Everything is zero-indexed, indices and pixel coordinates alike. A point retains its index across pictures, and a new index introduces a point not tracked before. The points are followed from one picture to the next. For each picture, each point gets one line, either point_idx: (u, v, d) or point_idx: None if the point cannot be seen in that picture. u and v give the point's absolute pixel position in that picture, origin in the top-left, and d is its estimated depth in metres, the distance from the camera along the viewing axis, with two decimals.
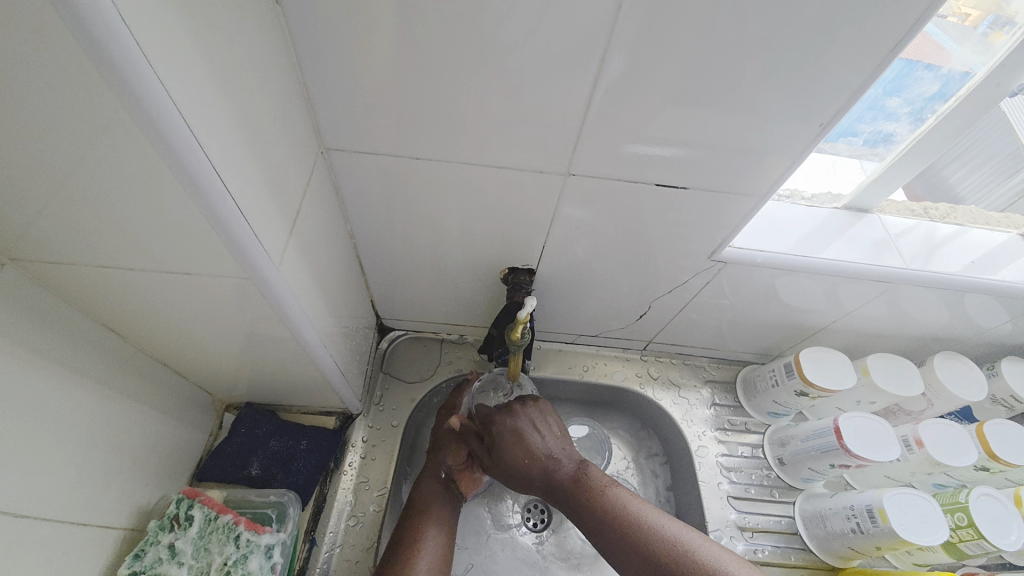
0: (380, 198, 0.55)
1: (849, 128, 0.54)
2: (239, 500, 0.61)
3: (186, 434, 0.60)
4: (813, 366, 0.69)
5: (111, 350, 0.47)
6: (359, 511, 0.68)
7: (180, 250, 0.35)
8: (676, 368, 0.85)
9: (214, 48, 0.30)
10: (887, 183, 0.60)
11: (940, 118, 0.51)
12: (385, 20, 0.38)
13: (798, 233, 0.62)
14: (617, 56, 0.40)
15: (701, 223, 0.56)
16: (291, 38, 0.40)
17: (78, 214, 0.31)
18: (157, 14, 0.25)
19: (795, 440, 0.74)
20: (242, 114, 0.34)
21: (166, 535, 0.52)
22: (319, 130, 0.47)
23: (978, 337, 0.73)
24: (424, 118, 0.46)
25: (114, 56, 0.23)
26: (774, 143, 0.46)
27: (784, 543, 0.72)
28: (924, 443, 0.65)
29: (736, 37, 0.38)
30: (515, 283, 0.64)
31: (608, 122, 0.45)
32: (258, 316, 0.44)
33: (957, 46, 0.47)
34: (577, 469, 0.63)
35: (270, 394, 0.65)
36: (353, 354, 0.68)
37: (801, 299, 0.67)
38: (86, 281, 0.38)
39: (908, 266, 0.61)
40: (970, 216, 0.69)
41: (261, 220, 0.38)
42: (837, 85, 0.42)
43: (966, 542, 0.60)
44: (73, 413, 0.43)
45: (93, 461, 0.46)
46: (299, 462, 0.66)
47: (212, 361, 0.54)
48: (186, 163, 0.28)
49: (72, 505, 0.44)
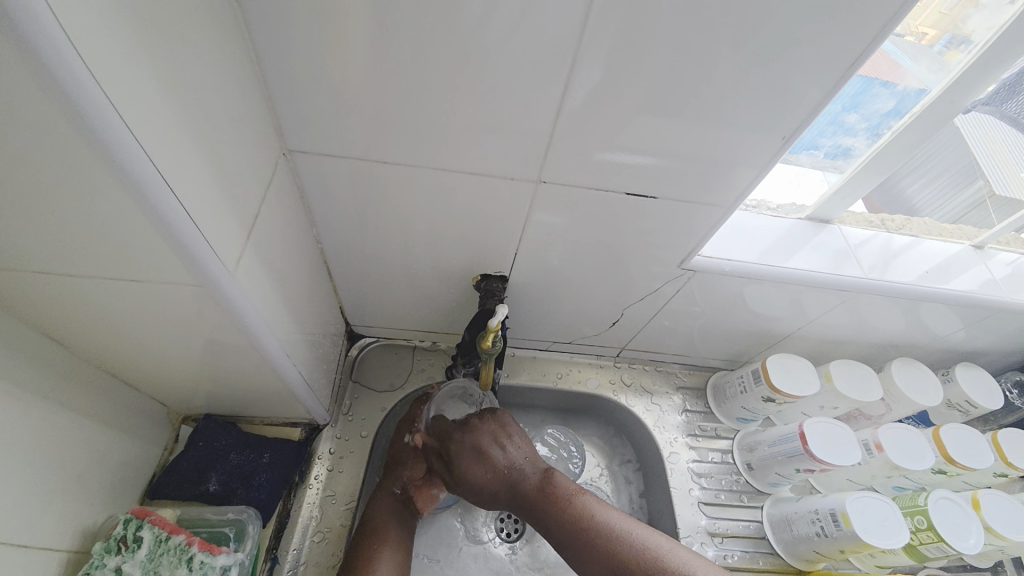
0: (348, 203, 0.53)
1: (811, 142, 0.56)
2: (194, 518, 0.58)
3: (136, 449, 0.57)
4: (779, 373, 0.70)
5: (52, 361, 0.44)
6: (325, 526, 0.66)
7: (127, 255, 0.33)
8: (648, 375, 0.86)
9: (162, 43, 0.29)
10: (848, 195, 0.62)
11: (895, 134, 0.53)
12: (352, 21, 0.37)
13: (764, 242, 0.64)
14: (588, 64, 0.40)
15: (671, 232, 0.56)
16: (251, 35, 0.38)
17: (9, 217, 0.28)
18: (95, 4, 0.24)
19: (763, 445, 0.75)
20: (194, 113, 0.32)
21: (112, 558, 0.48)
22: (283, 131, 0.45)
23: (933, 344, 0.76)
24: (393, 122, 0.45)
25: (45, 48, 0.21)
26: (741, 154, 0.47)
27: (753, 547, 0.74)
28: (883, 447, 0.67)
29: (704, 49, 0.39)
30: (487, 291, 0.64)
31: (580, 130, 0.45)
32: (216, 324, 0.42)
33: (913, 64, 0.49)
34: (540, 478, 0.65)
35: (231, 405, 0.62)
36: (320, 363, 0.66)
37: (767, 307, 0.68)
38: (21, 288, 0.35)
39: (867, 275, 0.63)
40: (925, 228, 0.71)
41: (217, 224, 0.36)
42: (801, 99, 0.43)
43: (926, 545, 0.62)
44: (9, 430, 0.40)
45: (31, 481, 0.42)
46: (260, 476, 0.63)
47: (166, 371, 0.51)
48: (128, 166, 0.27)
49: (7, 530, 0.40)
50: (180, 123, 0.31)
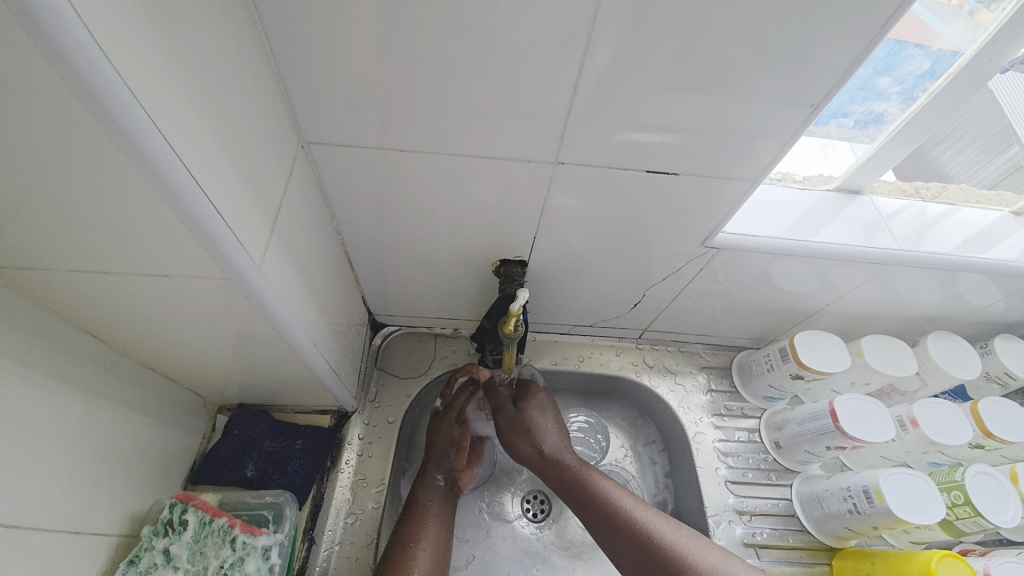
0: (366, 193, 0.54)
1: (840, 109, 0.54)
2: (235, 502, 0.61)
3: (176, 437, 0.59)
4: (807, 350, 0.69)
5: (93, 356, 0.46)
6: (357, 508, 0.68)
7: (158, 252, 0.34)
8: (672, 355, 0.85)
9: (179, 42, 0.29)
10: (878, 164, 0.60)
11: (931, 97, 0.50)
12: (362, 8, 0.37)
13: (791, 217, 0.62)
14: (603, 39, 0.39)
15: (694, 209, 0.55)
16: (263, 28, 0.38)
17: (46, 218, 0.29)
18: (112, 7, 0.24)
19: (791, 424, 0.74)
20: (214, 109, 0.33)
21: (160, 540, 0.51)
22: (299, 123, 0.46)
23: (971, 316, 0.73)
24: (406, 109, 0.44)
25: (71, 52, 0.22)
26: (765, 125, 0.45)
27: (782, 525, 0.73)
28: (918, 423, 0.65)
29: (726, 17, 0.37)
30: (507, 275, 0.64)
31: (597, 108, 0.44)
32: (244, 316, 0.43)
33: (945, 25, 0.47)
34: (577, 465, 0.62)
35: (263, 394, 0.64)
36: (345, 351, 0.67)
37: (794, 283, 0.66)
38: (61, 286, 0.37)
39: (900, 247, 0.61)
40: (962, 195, 0.69)
41: (240, 219, 0.36)
42: (828, 66, 0.41)
43: (963, 520, 0.61)
44: (59, 421, 0.42)
45: (80, 469, 0.45)
46: (295, 462, 0.65)
47: (199, 363, 0.53)
48: (155, 164, 0.27)
49: (62, 516, 0.43)
50: (202, 120, 0.32)
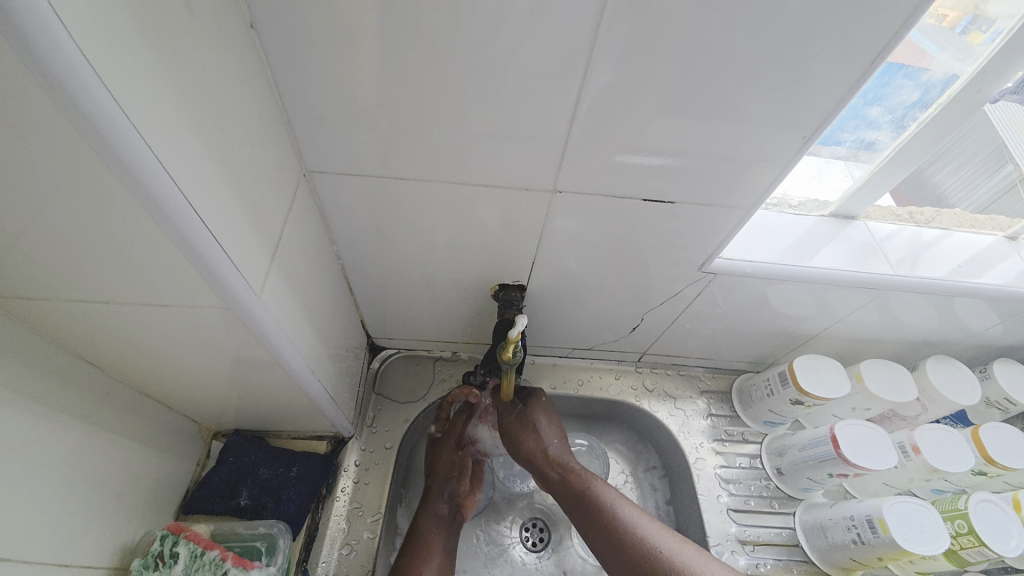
0: (367, 220, 0.54)
1: (832, 136, 0.55)
2: (226, 533, 0.59)
3: (170, 465, 0.58)
4: (807, 375, 0.69)
5: (89, 384, 0.45)
6: (352, 538, 0.66)
7: (159, 282, 0.34)
8: (671, 379, 0.85)
9: (183, 78, 0.30)
10: (871, 191, 0.60)
11: (921, 126, 0.51)
12: (366, 42, 0.38)
13: (787, 243, 0.62)
14: (599, 72, 0.40)
15: (691, 234, 0.56)
16: (269, 62, 0.39)
17: (49, 250, 0.30)
18: (117, 46, 0.24)
19: (792, 449, 0.73)
20: (217, 140, 0.34)
21: (150, 574, 0.49)
22: (302, 153, 0.47)
23: (969, 340, 0.73)
24: (408, 138, 0.45)
25: (76, 89, 0.22)
26: (760, 152, 0.46)
27: (786, 555, 0.72)
28: (921, 449, 0.65)
29: (718, 51, 0.39)
30: (505, 300, 0.64)
31: (594, 137, 0.45)
32: (243, 343, 0.43)
33: (941, 51, 0.47)
34: (570, 469, 0.64)
35: (260, 420, 0.64)
36: (343, 376, 0.67)
37: (792, 307, 0.66)
38: (61, 315, 0.37)
39: (896, 272, 0.61)
40: (956, 219, 0.70)
41: (241, 247, 0.37)
42: (818, 97, 0.42)
43: (967, 550, 0.60)
44: (52, 450, 0.42)
45: (71, 498, 0.44)
46: (289, 490, 0.64)
47: (196, 389, 0.53)
48: (155, 195, 0.28)
49: (54, 545, 0.42)
50: (205, 151, 0.32)
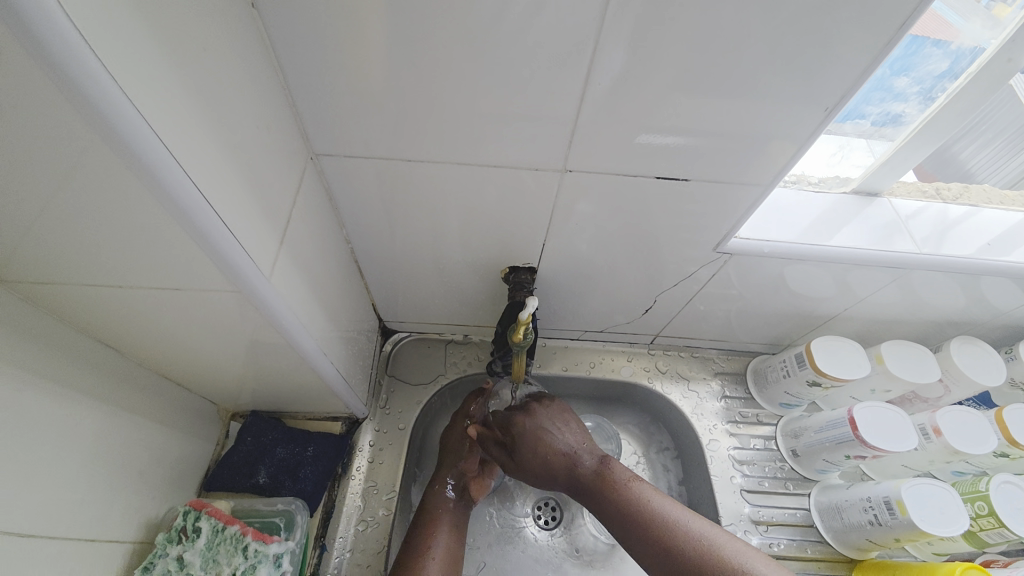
0: (376, 202, 0.54)
1: (856, 110, 0.52)
2: (247, 510, 0.61)
3: (191, 444, 0.60)
4: (824, 357, 0.67)
5: (110, 367, 0.47)
6: (368, 515, 0.68)
7: (170, 266, 0.34)
8: (684, 361, 0.84)
9: (186, 62, 0.29)
10: (897, 165, 0.58)
11: (951, 97, 0.49)
12: (367, 20, 0.37)
13: (805, 220, 0.60)
14: (609, 47, 0.38)
15: (706, 213, 0.54)
16: (270, 43, 0.39)
17: (62, 237, 0.30)
18: (116, 30, 0.24)
19: (808, 432, 0.72)
20: (221, 125, 0.33)
21: (174, 547, 0.52)
22: (307, 136, 0.46)
23: (995, 320, 0.71)
24: (414, 118, 0.44)
25: (77, 74, 0.22)
26: (779, 127, 0.44)
27: (800, 536, 0.71)
28: (942, 431, 0.64)
29: (734, 22, 0.37)
30: (516, 282, 0.63)
31: (604, 114, 0.44)
32: (255, 326, 0.44)
33: (965, 22, 0.45)
34: (599, 464, 0.61)
35: (275, 402, 0.65)
36: (355, 359, 0.67)
37: (810, 287, 0.65)
38: (78, 299, 0.38)
39: (920, 250, 0.59)
40: (984, 196, 0.67)
41: (249, 232, 0.37)
42: (842, 68, 0.40)
43: (986, 531, 0.59)
44: (75, 430, 0.43)
45: (97, 477, 0.46)
46: (306, 469, 0.66)
47: (213, 372, 0.54)
48: (162, 183, 0.28)
49: (80, 523, 0.44)
50: (210, 136, 0.32)
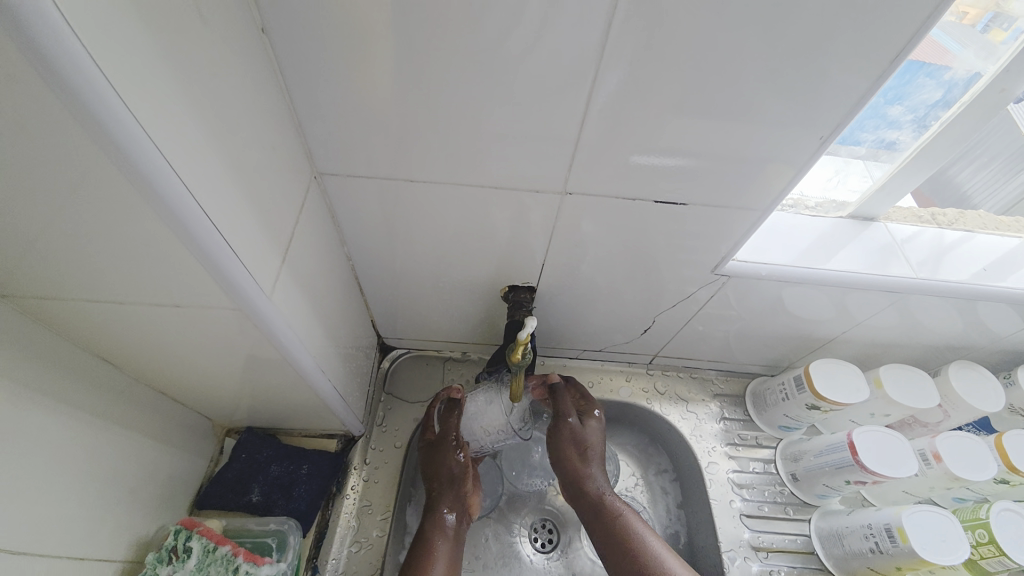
0: (378, 221, 0.54)
1: (851, 136, 0.53)
2: (238, 529, 0.60)
3: (184, 461, 0.59)
4: (823, 380, 0.67)
5: (106, 382, 0.46)
6: (362, 536, 0.67)
7: (172, 282, 0.34)
8: (683, 382, 0.84)
9: (194, 82, 0.30)
10: (893, 191, 0.59)
11: (944, 126, 0.50)
12: (374, 44, 0.38)
13: (803, 243, 0.61)
14: (610, 74, 0.39)
15: (704, 235, 0.55)
16: (279, 64, 0.40)
17: (66, 253, 0.30)
18: (127, 52, 0.25)
19: (808, 455, 0.72)
20: (228, 143, 0.34)
21: (164, 567, 0.50)
22: (312, 155, 0.47)
23: (993, 345, 0.71)
24: (418, 139, 0.45)
25: (87, 93, 0.23)
26: (776, 152, 0.45)
27: (800, 563, 0.70)
28: (942, 457, 0.63)
29: (731, 51, 0.38)
30: (515, 301, 0.64)
31: (604, 137, 0.45)
32: (254, 343, 0.44)
33: (962, 48, 0.46)
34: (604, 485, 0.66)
35: (271, 418, 0.65)
36: (353, 376, 0.67)
37: (808, 310, 0.65)
38: (77, 314, 0.38)
39: (917, 274, 0.60)
40: (980, 221, 0.67)
41: (251, 249, 0.37)
42: (837, 96, 0.41)
43: (987, 560, 0.58)
44: (68, 446, 0.43)
45: (88, 494, 0.45)
46: (300, 487, 0.65)
47: (210, 388, 0.54)
48: (168, 202, 0.28)
49: (69, 540, 0.43)
50: (216, 156, 0.33)
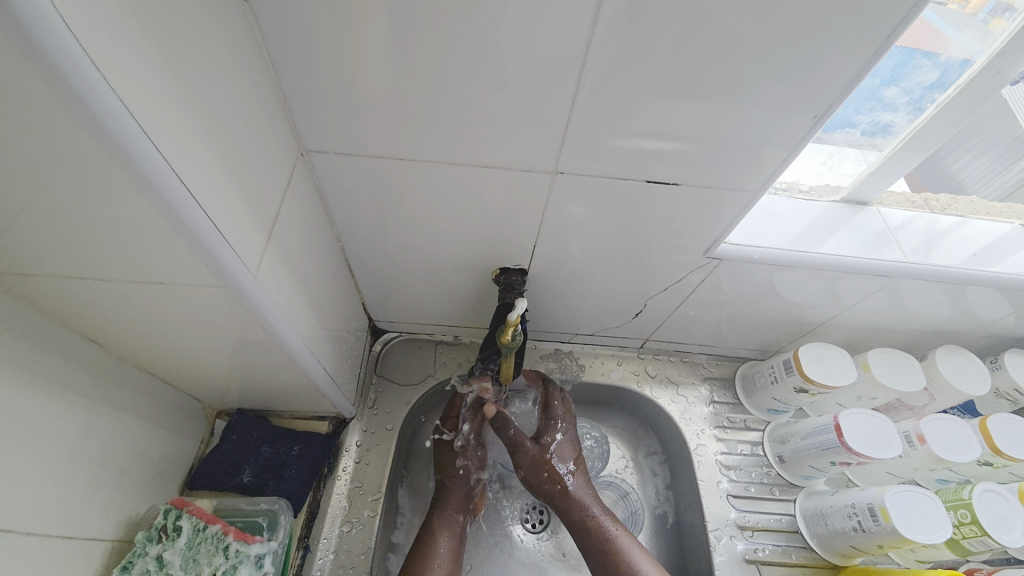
0: (367, 201, 0.54)
1: (846, 119, 0.53)
2: (230, 509, 0.61)
3: (174, 442, 0.59)
4: (812, 363, 0.68)
5: (93, 362, 0.46)
6: (354, 517, 0.67)
7: (154, 260, 0.34)
8: (674, 366, 0.84)
9: (173, 54, 0.29)
10: (886, 175, 0.58)
11: (939, 108, 0.49)
12: (361, 14, 0.37)
13: (795, 227, 0.61)
14: (603, 50, 0.38)
15: (696, 218, 0.54)
16: (263, 37, 0.38)
17: (42, 229, 0.30)
18: (103, 21, 0.24)
19: (795, 438, 0.73)
20: (209, 118, 0.33)
21: (153, 546, 0.51)
22: (299, 132, 0.46)
23: (980, 331, 0.72)
24: (406, 117, 0.44)
25: (60, 62, 0.22)
26: (770, 134, 0.45)
27: (785, 541, 0.71)
28: (926, 438, 0.64)
29: (728, 27, 0.37)
30: (506, 283, 0.63)
31: (597, 117, 0.44)
32: (240, 324, 0.43)
33: (956, 32, 0.46)
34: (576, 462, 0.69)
35: (262, 401, 0.65)
36: (344, 358, 0.67)
37: (799, 294, 0.65)
38: (59, 292, 0.37)
39: (907, 259, 0.60)
40: (972, 207, 0.67)
41: (235, 227, 0.36)
42: (832, 76, 0.40)
43: (969, 539, 0.60)
44: (55, 425, 0.42)
45: (76, 474, 0.45)
46: (291, 469, 0.65)
47: (198, 369, 0.53)
48: (147, 176, 0.27)
49: (58, 520, 0.43)
50: (198, 131, 0.32)
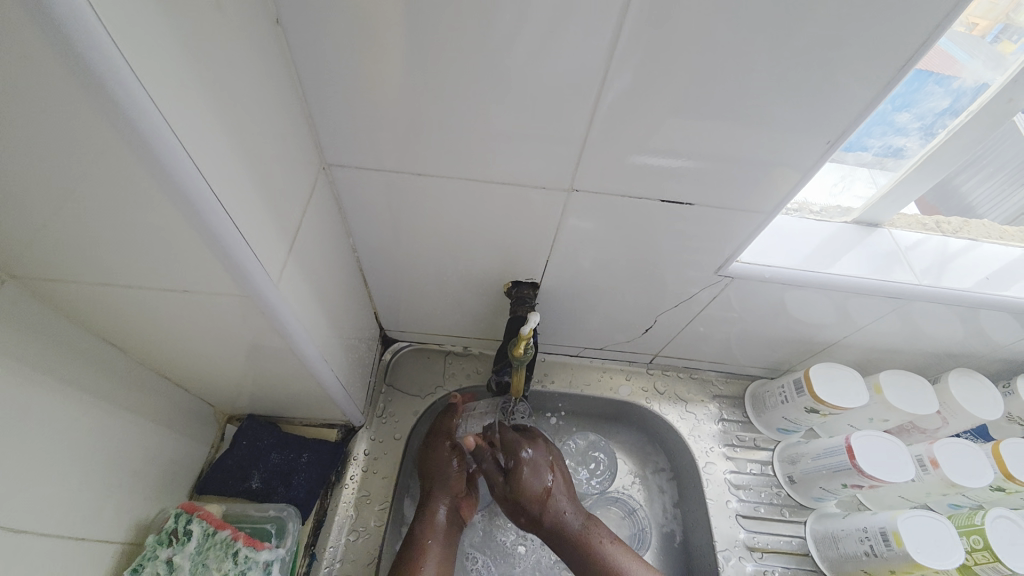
0: (384, 213, 0.55)
1: (857, 142, 0.53)
2: (238, 514, 0.61)
3: (185, 447, 0.60)
4: (823, 383, 0.67)
5: (112, 365, 0.47)
6: (360, 525, 0.67)
7: (180, 269, 0.35)
8: (683, 382, 0.84)
9: (209, 72, 0.30)
10: (898, 198, 0.59)
11: (951, 134, 0.50)
12: (386, 35, 0.38)
13: (808, 247, 0.61)
14: (619, 73, 0.40)
15: (708, 236, 0.55)
16: (291, 54, 0.40)
17: (75, 237, 0.31)
18: (149, 42, 0.25)
19: (806, 458, 0.72)
20: (241, 133, 0.34)
21: (164, 550, 0.51)
22: (321, 146, 0.47)
23: (994, 354, 0.71)
24: (426, 134, 0.45)
25: (107, 83, 0.23)
26: (784, 155, 0.45)
27: (794, 564, 0.71)
28: (939, 463, 0.63)
29: (743, 53, 0.38)
30: (518, 297, 0.64)
31: (612, 136, 0.45)
32: (258, 331, 0.44)
33: (970, 60, 0.46)
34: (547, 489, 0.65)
35: (273, 407, 0.65)
36: (355, 367, 0.67)
37: (807, 311, 0.65)
38: (85, 297, 0.38)
39: (920, 281, 0.60)
40: (984, 230, 0.67)
41: (261, 238, 0.37)
42: (845, 102, 0.41)
43: (981, 566, 0.59)
44: (73, 427, 0.43)
45: (91, 475, 0.46)
46: (300, 476, 0.66)
47: (213, 375, 0.54)
48: (177, 185, 0.28)
49: (71, 521, 0.44)
50: (227, 142, 0.33)
